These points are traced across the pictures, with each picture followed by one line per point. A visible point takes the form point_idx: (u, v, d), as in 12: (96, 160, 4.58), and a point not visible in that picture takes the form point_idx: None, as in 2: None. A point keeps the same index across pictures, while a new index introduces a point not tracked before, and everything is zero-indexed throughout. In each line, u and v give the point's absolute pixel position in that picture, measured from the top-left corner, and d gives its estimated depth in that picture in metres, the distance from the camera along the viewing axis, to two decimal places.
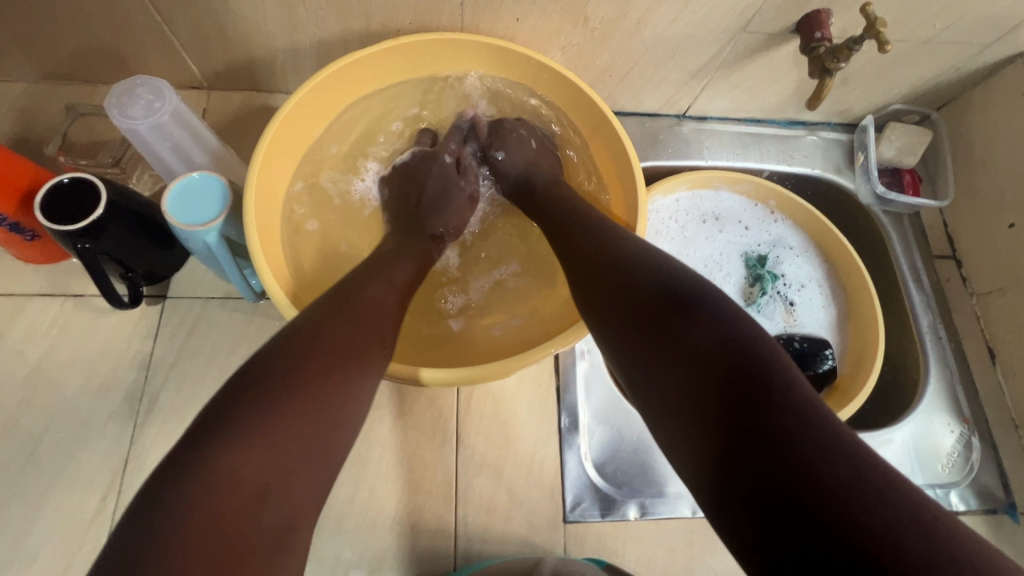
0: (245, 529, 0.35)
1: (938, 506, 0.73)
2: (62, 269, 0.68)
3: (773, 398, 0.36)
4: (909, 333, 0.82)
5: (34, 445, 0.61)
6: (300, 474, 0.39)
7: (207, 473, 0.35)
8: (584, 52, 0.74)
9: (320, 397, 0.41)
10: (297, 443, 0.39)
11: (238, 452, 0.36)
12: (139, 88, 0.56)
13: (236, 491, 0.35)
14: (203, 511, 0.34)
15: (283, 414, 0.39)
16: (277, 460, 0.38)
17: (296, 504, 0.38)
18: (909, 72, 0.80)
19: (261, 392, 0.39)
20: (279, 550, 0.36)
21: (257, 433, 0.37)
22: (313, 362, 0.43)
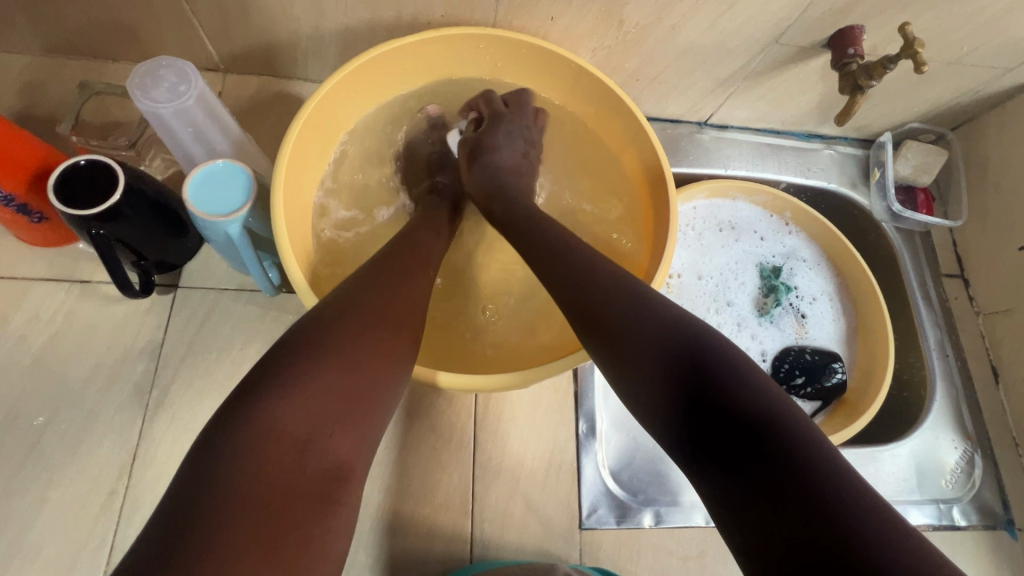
0: (292, 479, 0.35)
1: (940, 521, 0.74)
2: (68, 253, 0.65)
3: (749, 395, 0.37)
4: (917, 349, 0.83)
5: (37, 436, 0.59)
6: (343, 429, 0.39)
7: (254, 421, 0.36)
8: (614, 55, 0.73)
9: (355, 357, 0.41)
10: (339, 400, 0.39)
11: (278, 406, 0.37)
12: (163, 69, 0.54)
13: (281, 440, 0.36)
14: (253, 458, 0.35)
15: (324, 371, 0.39)
16: (319, 416, 0.38)
17: (340, 456, 0.38)
18: (930, 92, 0.81)
19: (302, 352, 0.40)
20: (328, 501, 0.36)
21: (298, 387, 0.38)
22: (347, 327, 0.43)
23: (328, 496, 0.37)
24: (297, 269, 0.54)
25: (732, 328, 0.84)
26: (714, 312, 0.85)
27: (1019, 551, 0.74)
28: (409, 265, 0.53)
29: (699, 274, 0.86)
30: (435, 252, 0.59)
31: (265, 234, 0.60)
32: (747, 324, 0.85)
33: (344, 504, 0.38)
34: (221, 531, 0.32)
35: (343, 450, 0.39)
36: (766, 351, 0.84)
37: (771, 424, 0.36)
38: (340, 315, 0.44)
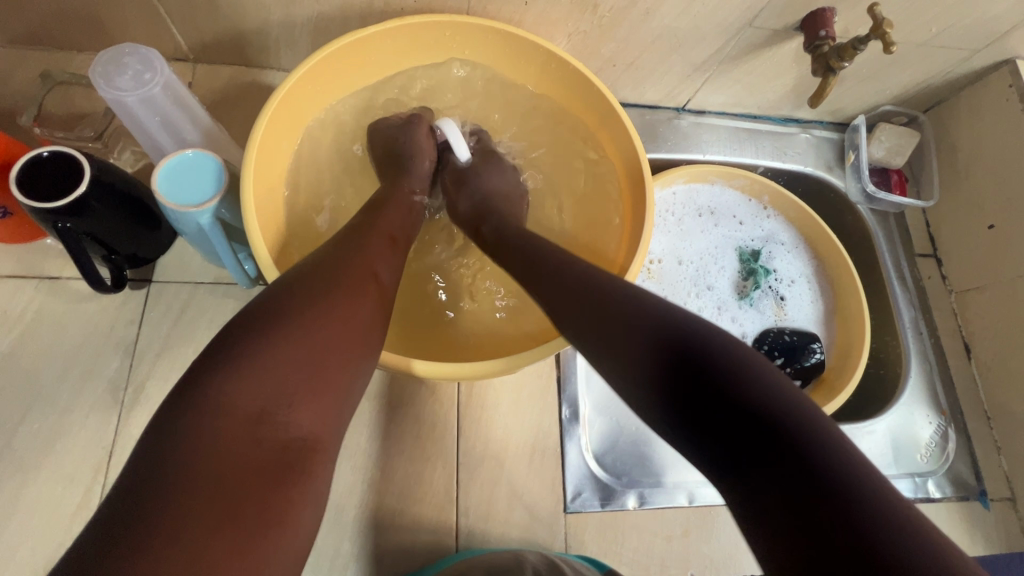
0: (250, 453, 0.35)
1: (916, 494, 0.76)
2: (36, 249, 0.63)
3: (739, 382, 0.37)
4: (892, 327, 0.85)
5: (9, 436, 0.58)
6: (308, 401, 0.39)
7: (211, 399, 0.36)
8: (590, 40, 0.73)
9: (314, 331, 0.41)
10: (297, 374, 0.39)
11: (231, 385, 0.37)
12: (127, 57, 0.52)
13: (238, 413, 0.36)
14: (214, 436, 0.35)
15: (281, 348, 0.39)
16: (283, 386, 0.38)
17: (302, 429, 0.38)
18: (901, 75, 0.82)
19: (258, 328, 0.39)
20: (291, 472, 0.36)
21: (252, 363, 0.38)
22: (307, 303, 0.42)
23: (292, 467, 0.37)
24: (270, 261, 0.54)
25: (712, 311, 0.85)
26: (695, 296, 0.85)
27: (992, 520, 0.76)
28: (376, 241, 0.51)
29: (680, 259, 0.87)
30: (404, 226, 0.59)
31: (238, 225, 0.59)
32: (727, 307, 0.86)
33: (311, 474, 0.37)
34: (173, 508, 0.32)
35: (311, 421, 0.39)
36: (746, 334, 0.85)
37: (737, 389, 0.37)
38: (307, 287, 0.43)
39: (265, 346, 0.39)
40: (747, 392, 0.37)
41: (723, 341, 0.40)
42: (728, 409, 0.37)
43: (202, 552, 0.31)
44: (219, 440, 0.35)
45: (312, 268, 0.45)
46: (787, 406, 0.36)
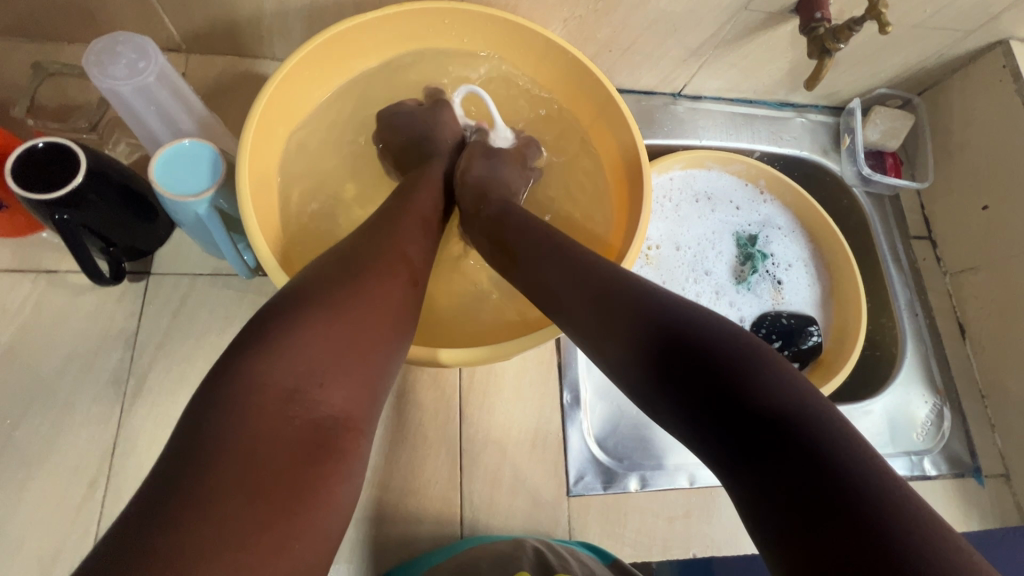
0: (283, 430, 0.35)
1: (913, 472, 0.77)
2: (32, 243, 0.63)
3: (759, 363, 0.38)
4: (888, 309, 0.86)
5: (11, 430, 0.57)
6: (342, 380, 0.39)
7: (248, 373, 0.36)
8: (585, 25, 0.73)
9: (348, 312, 0.41)
10: (329, 354, 0.39)
11: (268, 360, 0.37)
12: (120, 46, 0.52)
13: (274, 391, 0.36)
14: (254, 414, 0.35)
15: (317, 327, 0.39)
16: (317, 364, 0.38)
17: (333, 410, 0.38)
18: (896, 57, 0.82)
19: (295, 307, 0.40)
20: (323, 453, 0.36)
21: (288, 339, 0.38)
22: (342, 285, 0.42)
23: (328, 446, 0.37)
24: (268, 251, 0.54)
25: (710, 296, 0.86)
26: (694, 282, 0.86)
27: (987, 497, 0.77)
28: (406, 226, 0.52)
29: (678, 244, 0.87)
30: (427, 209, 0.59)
31: (236, 215, 0.59)
32: (725, 292, 0.87)
33: (346, 454, 0.37)
34: (211, 480, 0.32)
35: (346, 401, 0.39)
36: (744, 318, 0.86)
37: (752, 369, 0.38)
38: (341, 270, 0.44)
39: (302, 325, 0.39)
40: (768, 372, 0.38)
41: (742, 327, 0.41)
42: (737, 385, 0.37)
43: (244, 531, 0.31)
44: (258, 419, 0.35)
45: (343, 252, 0.46)
46: (797, 390, 0.37)
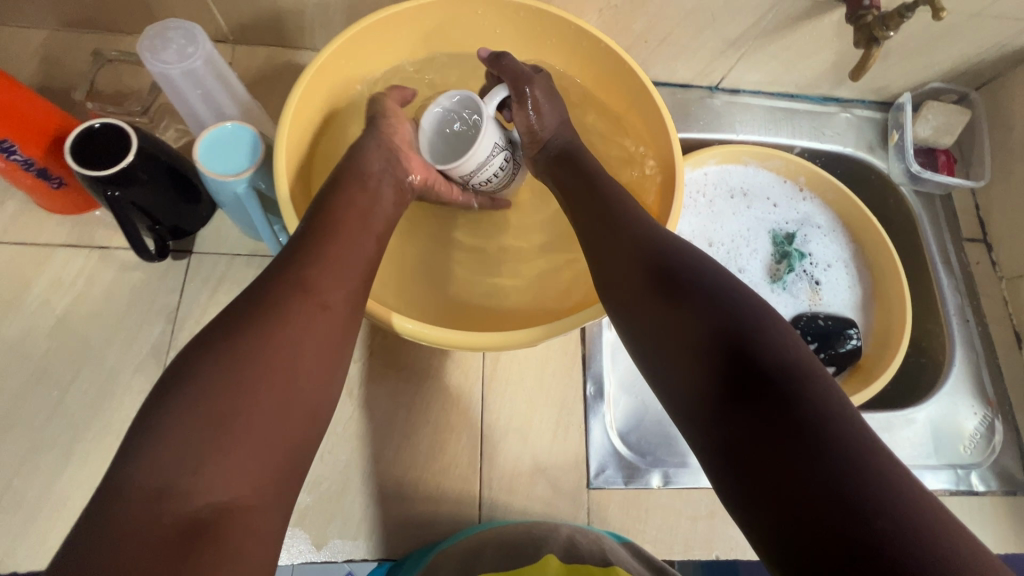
0: (149, 528, 0.33)
1: (958, 486, 0.72)
2: (87, 220, 0.67)
3: (783, 389, 0.37)
4: (935, 314, 0.81)
5: (62, 394, 0.61)
6: (220, 458, 0.37)
7: (121, 476, 0.35)
8: (621, 16, 0.72)
9: (225, 383, 0.39)
10: (203, 433, 0.37)
11: (143, 455, 0.36)
12: (172, 31, 0.54)
13: (143, 489, 0.34)
14: (123, 518, 0.33)
15: (188, 410, 0.38)
16: (192, 448, 0.36)
17: (212, 492, 0.36)
18: (951, 48, 0.78)
19: (179, 390, 0.38)
20: (196, 543, 0.34)
21: (159, 431, 0.37)
22: (224, 353, 0.40)
23: (201, 535, 0.34)
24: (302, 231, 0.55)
25: None
26: None
27: None
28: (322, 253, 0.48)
29: (710, 240, 0.85)
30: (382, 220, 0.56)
31: (273, 197, 0.61)
32: (759, 291, 0.84)
33: (226, 538, 0.35)
34: None
35: (237, 480, 0.37)
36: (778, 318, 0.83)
37: (790, 414, 0.36)
38: (230, 331, 0.42)
39: (184, 407, 0.38)
40: (796, 400, 0.37)
41: (771, 350, 0.40)
42: (773, 431, 0.36)
43: None
44: (127, 521, 0.33)
45: (242, 307, 0.43)
46: (835, 425, 0.35)
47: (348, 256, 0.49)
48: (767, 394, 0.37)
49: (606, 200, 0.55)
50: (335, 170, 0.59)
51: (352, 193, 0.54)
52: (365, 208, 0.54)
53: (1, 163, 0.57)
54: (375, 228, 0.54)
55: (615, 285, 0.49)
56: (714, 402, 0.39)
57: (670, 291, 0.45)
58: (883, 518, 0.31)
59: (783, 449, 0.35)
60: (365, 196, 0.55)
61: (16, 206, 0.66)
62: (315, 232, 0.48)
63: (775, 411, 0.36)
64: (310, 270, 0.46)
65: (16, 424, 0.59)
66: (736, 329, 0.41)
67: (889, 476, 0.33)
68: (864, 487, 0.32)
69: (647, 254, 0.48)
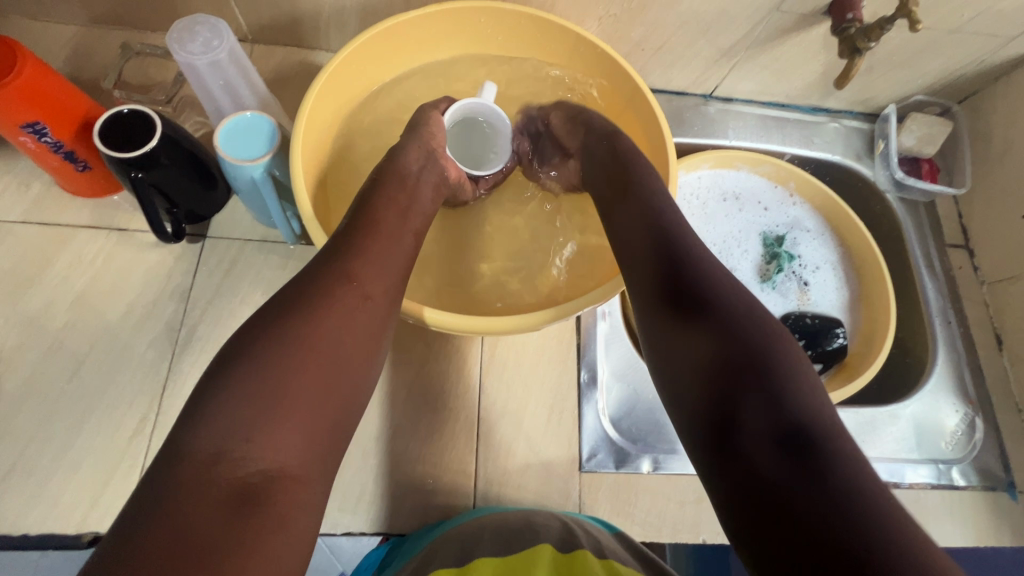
0: (205, 489, 0.36)
1: (940, 480, 0.74)
2: (108, 203, 0.70)
3: (787, 391, 0.40)
4: (919, 315, 0.84)
5: (77, 366, 0.63)
6: (271, 432, 0.39)
7: (182, 440, 0.38)
8: (620, 24, 0.76)
9: (279, 363, 0.42)
10: (256, 405, 0.40)
11: (200, 423, 0.38)
12: (199, 26, 0.58)
13: (201, 454, 0.37)
14: (183, 479, 0.36)
15: (244, 384, 0.40)
16: (246, 420, 0.39)
17: (262, 462, 0.38)
18: (933, 62, 0.82)
19: (238, 367, 0.41)
20: (247, 507, 0.36)
21: (217, 402, 0.39)
22: (279, 334, 0.43)
23: (253, 499, 0.36)
24: (313, 215, 0.58)
25: None
26: None
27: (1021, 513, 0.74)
28: (371, 245, 0.51)
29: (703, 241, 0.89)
30: (422, 213, 0.59)
31: (289, 183, 0.64)
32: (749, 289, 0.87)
33: (274, 505, 0.37)
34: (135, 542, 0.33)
35: (283, 453, 0.39)
36: None
37: (789, 416, 0.38)
38: (282, 314, 0.45)
39: (242, 380, 0.41)
40: (794, 402, 0.39)
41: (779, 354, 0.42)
42: (774, 428, 0.38)
43: None
44: (187, 482, 0.36)
45: (294, 291, 0.46)
46: (828, 428, 0.38)
47: (389, 253, 0.52)
48: (770, 405, 0.39)
49: (626, 210, 0.56)
50: (372, 171, 0.61)
51: (392, 191, 0.57)
52: (405, 206, 0.57)
53: (32, 144, 0.60)
54: (414, 226, 0.57)
55: (637, 282, 0.51)
56: (720, 408, 0.41)
57: (684, 300, 0.46)
58: (867, 515, 0.33)
59: (783, 457, 0.37)
60: (404, 193, 0.58)
61: (41, 187, 0.70)
62: (358, 228, 0.52)
63: (777, 421, 0.38)
64: (354, 262, 0.49)
65: (33, 392, 0.62)
66: (743, 341, 0.43)
67: (872, 477, 0.35)
68: (856, 497, 0.34)
69: (670, 254, 0.50)
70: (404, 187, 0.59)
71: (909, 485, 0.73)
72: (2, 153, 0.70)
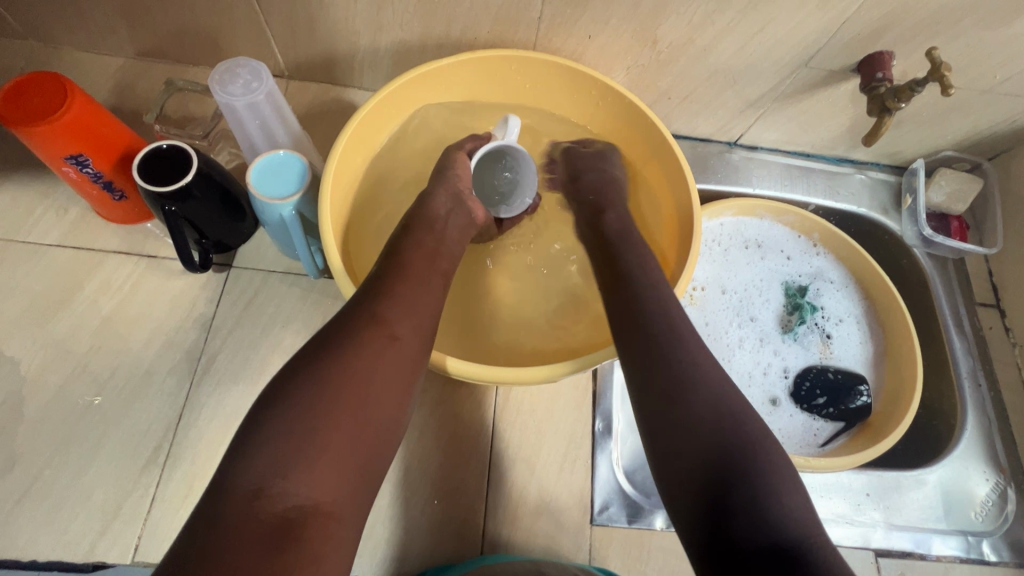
0: (246, 524, 0.37)
1: (968, 554, 0.72)
2: (139, 230, 0.72)
3: (763, 478, 0.41)
4: (947, 376, 0.82)
5: (98, 390, 0.64)
6: (304, 469, 0.40)
7: (226, 480, 0.39)
8: (647, 74, 0.77)
9: (313, 399, 0.42)
10: (292, 442, 0.40)
11: (243, 460, 0.40)
12: (240, 68, 0.60)
13: (242, 491, 0.38)
14: (226, 515, 0.37)
15: (281, 420, 0.41)
16: (281, 459, 0.40)
17: (299, 497, 0.39)
18: (963, 120, 0.81)
19: (276, 404, 0.42)
20: (287, 541, 0.37)
21: (257, 439, 0.40)
22: (314, 372, 0.44)
23: (289, 536, 0.37)
24: (338, 255, 0.59)
25: (754, 342, 0.85)
26: (738, 326, 0.86)
27: None
28: (403, 283, 0.51)
29: (724, 288, 0.88)
30: (452, 256, 0.60)
31: (315, 220, 0.65)
32: (770, 340, 0.85)
33: (311, 540, 0.38)
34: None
35: (318, 490, 0.40)
36: (788, 368, 0.84)
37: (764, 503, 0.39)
38: (315, 354, 0.46)
39: (277, 419, 0.41)
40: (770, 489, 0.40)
41: (755, 440, 0.43)
42: (750, 517, 0.39)
43: None
44: (232, 518, 0.37)
45: (328, 332, 0.47)
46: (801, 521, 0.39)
47: (416, 290, 0.52)
48: (736, 472, 0.41)
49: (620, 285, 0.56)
50: (404, 214, 0.63)
51: (419, 235, 0.58)
52: (432, 248, 0.57)
53: (74, 175, 0.63)
54: (442, 265, 0.57)
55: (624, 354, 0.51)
56: (691, 463, 0.43)
57: (670, 359, 0.48)
58: None
59: (759, 553, 0.37)
60: (432, 235, 0.59)
61: (77, 212, 0.72)
62: (388, 272, 0.52)
63: (758, 518, 0.39)
64: (381, 301, 0.49)
65: (55, 414, 0.63)
66: (733, 429, 0.43)
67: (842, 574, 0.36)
68: (799, 542, 0.38)
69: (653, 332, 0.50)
70: (428, 232, 0.59)
71: (936, 558, 0.71)
72: (45, 178, 0.72)
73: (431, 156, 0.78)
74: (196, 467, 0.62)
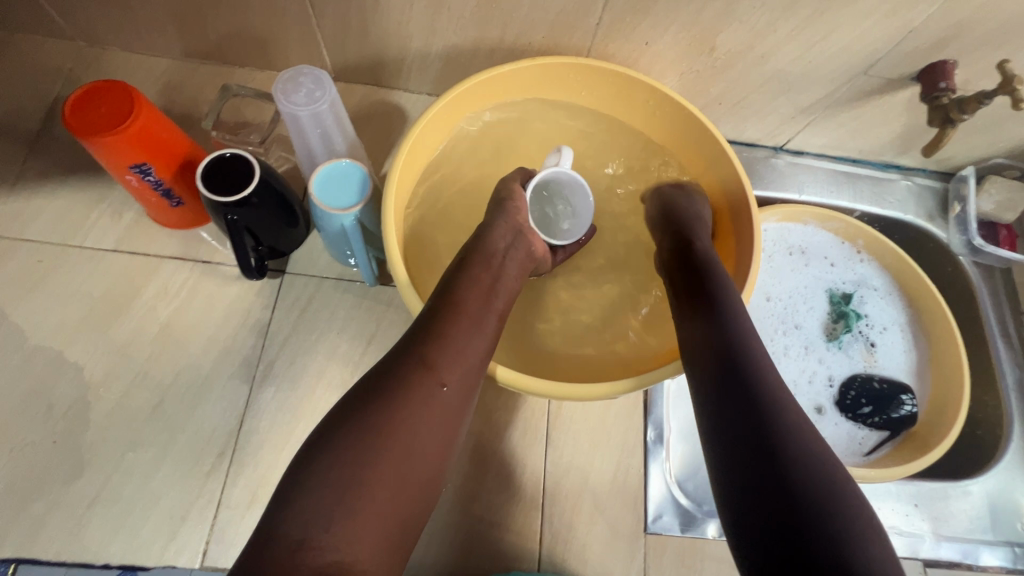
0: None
1: (1015, 564, 0.73)
2: (193, 234, 0.72)
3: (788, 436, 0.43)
4: (993, 387, 0.82)
5: (161, 397, 0.65)
6: (344, 521, 0.40)
7: (271, 524, 0.40)
8: (700, 79, 0.76)
9: (359, 447, 0.43)
10: (337, 489, 0.41)
11: (289, 505, 0.41)
12: (303, 77, 0.60)
13: (287, 539, 0.39)
14: (272, 565, 0.38)
15: (327, 465, 0.42)
16: (327, 509, 0.40)
17: (337, 551, 0.39)
18: (1019, 128, 0.80)
19: (327, 452, 0.43)
20: None
21: (303, 482, 0.42)
22: (362, 418, 0.45)
23: None
24: (402, 270, 0.59)
25: (799, 350, 0.85)
26: (783, 334, 0.85)
27: None
28: (454, 325, 0.52)
29: (768, 295, 0.87)
30: (509, 287, 0.60)
31: (374, 229, 0.65)
32: (815, 348, 0.85)
33: None
34: None
35: (358, 545, 0.40)
36: (833, 377, 0.84)
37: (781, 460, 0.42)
38: (363, 398, 0.46)
39: (324, 467, 0.42)
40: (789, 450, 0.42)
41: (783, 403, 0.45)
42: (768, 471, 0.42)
43: None
44: (276, 569, 0.38)
45: (381, 374, 0.48)
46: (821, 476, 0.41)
47: (469, 334, 0.52)
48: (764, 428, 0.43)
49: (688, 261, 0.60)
50: (462, 249, 0.63)
51: (476, 271, 0.58)
52: (488, 286, 0.58)
53: (136, 183, 0.63)
54: (496, 303, 0.57)
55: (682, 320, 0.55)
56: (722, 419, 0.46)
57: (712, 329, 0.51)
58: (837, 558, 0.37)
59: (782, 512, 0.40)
60: (488, 271, 0.59)
61: (132, 216, 0.72)
62: (441, 312, 0.53)
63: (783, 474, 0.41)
64: (435, 347, 0.49)
65: (120, 420, 0.64)
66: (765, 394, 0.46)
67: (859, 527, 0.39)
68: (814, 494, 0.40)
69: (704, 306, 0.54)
70: (485, 263, 0.59)
71: (983, 568, 0.72)
72: (99, 183, 0.73)
73: (482, 162, 0.78)
74: (259, 473, 0.63)
